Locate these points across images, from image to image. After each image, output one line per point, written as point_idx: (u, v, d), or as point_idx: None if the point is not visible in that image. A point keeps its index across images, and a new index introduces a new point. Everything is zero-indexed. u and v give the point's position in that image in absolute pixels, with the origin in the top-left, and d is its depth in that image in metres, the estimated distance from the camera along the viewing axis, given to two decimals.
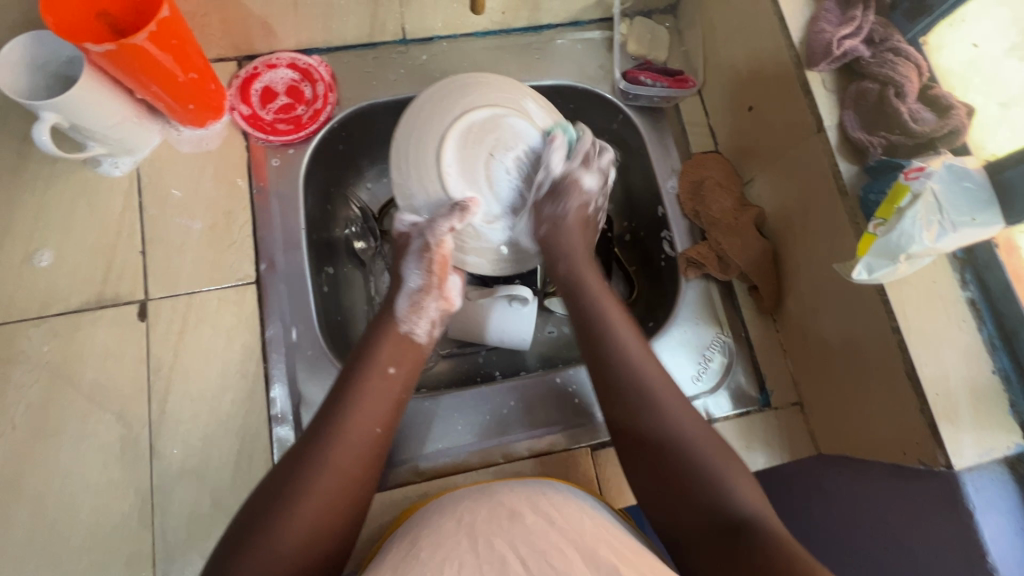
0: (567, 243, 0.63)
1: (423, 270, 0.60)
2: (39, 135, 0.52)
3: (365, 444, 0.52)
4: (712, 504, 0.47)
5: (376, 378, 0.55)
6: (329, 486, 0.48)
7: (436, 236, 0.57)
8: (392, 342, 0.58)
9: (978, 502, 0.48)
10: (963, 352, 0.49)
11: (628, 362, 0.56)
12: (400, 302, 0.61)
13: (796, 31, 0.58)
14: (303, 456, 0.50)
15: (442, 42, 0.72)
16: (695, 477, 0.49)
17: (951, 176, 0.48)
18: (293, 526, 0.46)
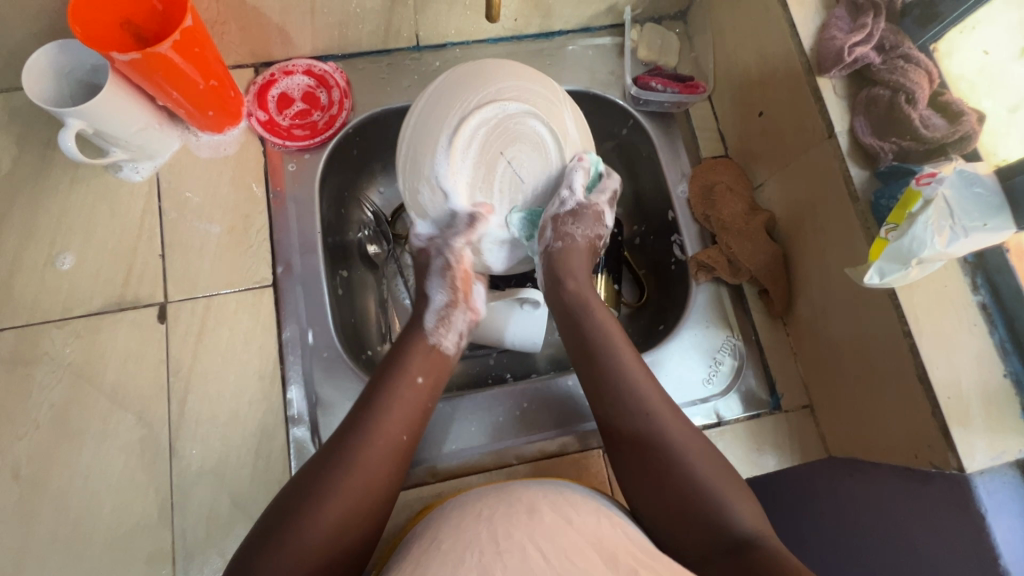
0: (571, 268, 0.61)
1: (447, 285, 0.60)
2: (64, 141, 0.53)
3: (393, 451, 0.52)
4: (711, 524, 0.47)
5: (405, 388, 0.55)
6: (358, 487, 0.49)
7: (454, 254, 0.58)
8: (420, 353, 0.58)
9: (992, 506, 0.48)
10: (974, 355, 0.50)
11: (632, 386, 0.55)
12: (428, 318, 0.60)
13: (806, 38, 0.58)
14: (333, 456, 0.50)
15: (455, 48, 0.73)
16: (699, 500, 0.48)
17: (962, 182, 0.49)
18: (324, 522, 0.46)
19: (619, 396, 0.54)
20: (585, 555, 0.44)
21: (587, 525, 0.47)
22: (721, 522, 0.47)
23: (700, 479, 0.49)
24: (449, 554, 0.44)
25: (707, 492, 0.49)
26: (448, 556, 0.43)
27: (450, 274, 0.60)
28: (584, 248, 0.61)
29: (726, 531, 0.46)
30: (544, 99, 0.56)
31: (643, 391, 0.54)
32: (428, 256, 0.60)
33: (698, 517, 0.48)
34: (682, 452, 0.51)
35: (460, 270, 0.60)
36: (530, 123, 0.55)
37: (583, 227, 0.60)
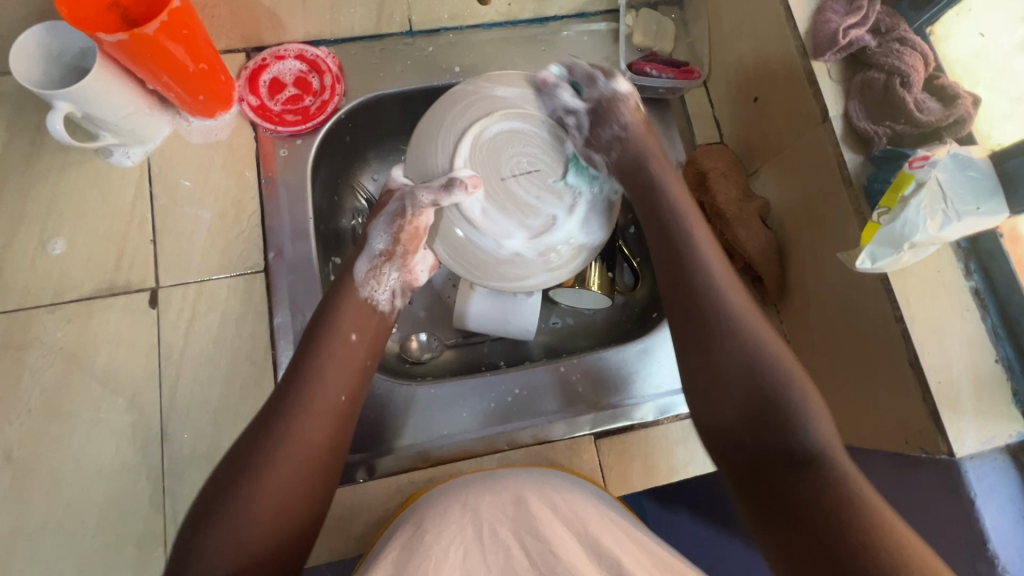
0: (639, 152, 0.61)
1: (392, 232, 0.58)
2: (53, 125, 0.53)
3: (325, 414, 0.50)
4: (781, 444, 0.46)
5: (340, 346, 0.54)
6: (291, 458, 0.48)
7: (413, 204, 0.56)
8: (355, 309, 0.56)
9: (979, 490, 0.48)
10: (966, 341, 0.50)
11: (730, 312, 0.53)
12: (361, 265, 0.58)
13: (802, 22, 0.58)
14: (268, 426, 0.49)
15: (448, 34, 0.72)
16: (772, 418, 0.48)
17: (956, 165, 0.48)
18: (265, 498, 0.46)
19: (701, 302, 0.54)
20: (570, 548, 0.46)
21: (572, 513, 0.48)
22: (790, 433, 0.46)
23: (778, 377, 0.49)
24: (434, 547, 0.46)
25: (778, 398, 0.48)
26: (433, 549, 0.45)
27: (402, 224, 0.57)
28: (637, 130, 0.63)
29: (797, 442, 0.46)
30: (479, 100, 0.56)
31: (723, 295, 0.54)
32: (388, 198, 0.59)
33: (760, 428, 0.48)
34: (772, 361, 0.50)
35: (415, 221, 0.57)
36: (494, 122, 0.55)
37: (617, 117, 0.62)
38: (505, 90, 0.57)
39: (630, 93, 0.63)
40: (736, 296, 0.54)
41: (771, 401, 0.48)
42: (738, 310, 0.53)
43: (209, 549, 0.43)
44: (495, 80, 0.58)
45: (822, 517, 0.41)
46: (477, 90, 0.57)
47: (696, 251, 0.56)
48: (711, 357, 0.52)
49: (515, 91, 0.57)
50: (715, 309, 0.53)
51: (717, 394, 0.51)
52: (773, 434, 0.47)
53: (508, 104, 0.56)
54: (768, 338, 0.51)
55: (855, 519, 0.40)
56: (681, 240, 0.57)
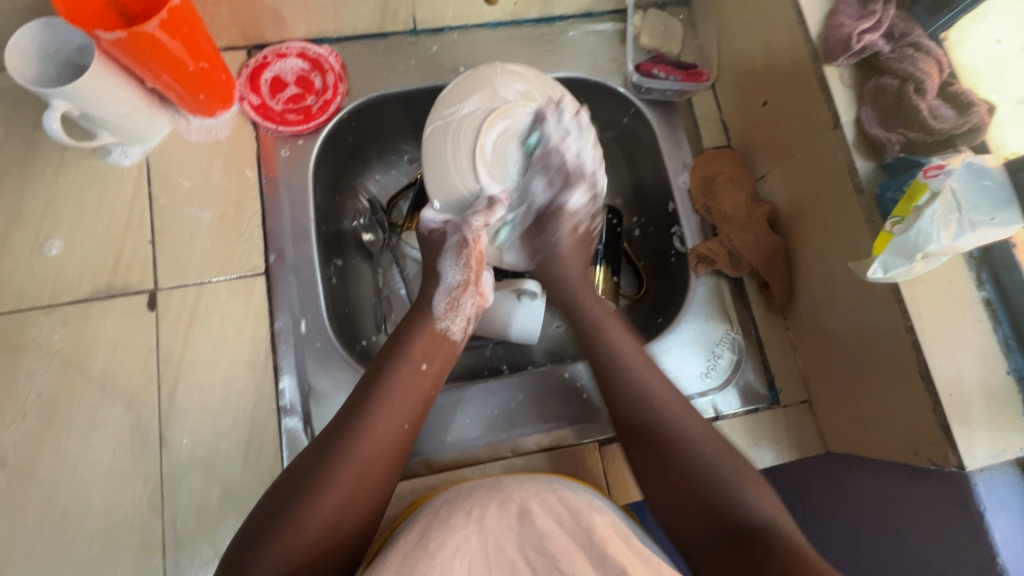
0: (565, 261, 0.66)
1: (461, 265, 0.59)
2: (50, 123, 0.52)
3: (392, 440, 0.52)
4: (724, 510, 0.47)
5: (408, 372, 0.55)
6: (351, 478, 0.48)
7: (471, 231, 0.57)
8: (425, 338, 0.58)
9: (988, 502, 0.48)
10: (977, 353, 0.49)
11: (632, 381, 0.56)
12: (439, 299, 0.60)
13: (814, 25, 0.57)
14: (330, 446, 0.50)
15: (453, 32, 0.71)
16: (705, 483, 0.49)
17: (971, 175, 0.47)
18: (319, 513, 0.46)
19: (637, 402, 0.55)
20: (574, 561, 0.45)
21: (577, 524, 0.47)
22: (734, 512, 0.47)
23: (712, 463, 0.50)
24: (438, 557, 0.44)
25: (716, 481, 0.48)
26: (437, 559, 0.44)
27: (467, 253, 0.58)
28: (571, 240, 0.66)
29: (741, 519, 0.46)
30: (456, 128, 0.58)
31: (652, 391, 0.55)
32: (442, 236, 0.60)
33: (708, 504, 0.48)
34: (704, 452, 0.50)
35: (476, 248, 0.59)
36: (484, 136, 0.58)
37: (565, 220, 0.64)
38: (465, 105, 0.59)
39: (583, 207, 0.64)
40: (666, 391, 0.55)
41: (712, 478, 0.49)
42: (665, 399, 0.54)
43: (263, 563, 0.43)
44: (457, 86, 0.60)
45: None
46: (450, 127, 0.58)
47: (624, 359, 0.58)
48: (658, 451, 0.52)
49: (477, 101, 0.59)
50: (640, 416, 0.54)
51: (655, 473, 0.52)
52: (712, 508, 0.48)
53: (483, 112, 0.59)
54: (701, 433, 0.52)
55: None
56: (609, 353, 0.59)
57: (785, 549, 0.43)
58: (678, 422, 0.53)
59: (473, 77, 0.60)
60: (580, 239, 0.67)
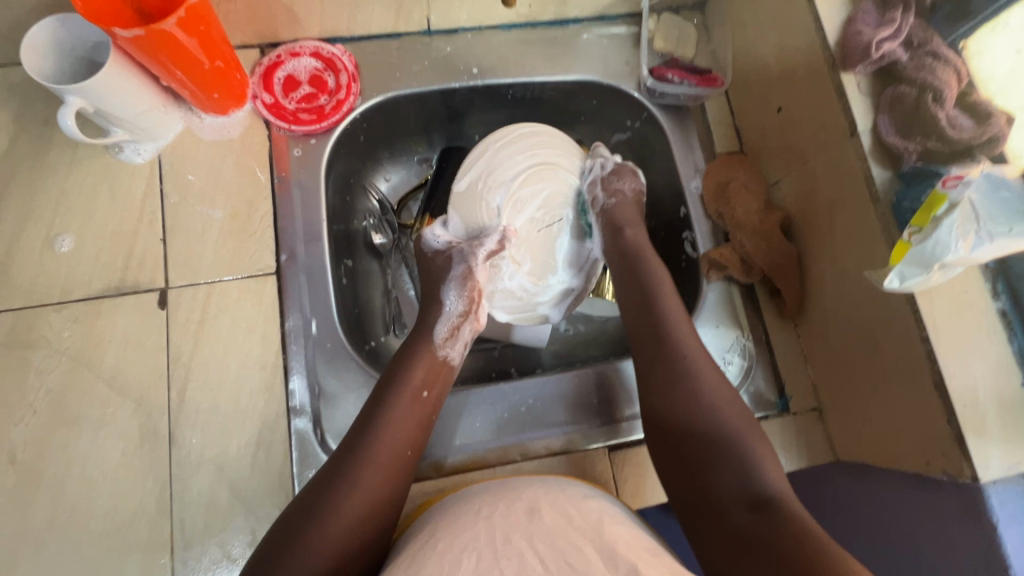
0: (625, 220, 0.65)
1: (464, 295, 0.61)
2: (63, 120, 0.52)
3: (397, 465, 0.51)
4: (741, 475, 0.49)
5: (410, 399, 0.55)
6: (357, 509, 0.48)
7: (476, 261, 0.61)
8: (424, 364, 0.57)
9: (1001, 514, 0.47)
10: (993, 364, 0.49)
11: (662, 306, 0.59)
12: (439, 327, 0.60)
13: (832, 32, 0.56)
14: (335, 475, 0.49)
15: (467, 34, 0.71)
16: (722, 443, 0.51)
17: (989, 186, 0.47)
18: (328, 538, 0.46)
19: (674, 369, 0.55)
20: (583, 555, 0.44)
21: (584, 521, 0.47)
22: (751, 479, 0.48)
23: (739, 430, 0.52)
24: (446, 556, 0.44)
25: (739, 442, 0.51)
26: (445, 558, 0.44)
27: (470, 283, 0.61)
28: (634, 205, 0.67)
29: (753, 486, 0.48)
30: (487, 175, 0.63)
31: (694, 365, 0.55)
32: (447, 260, 0.62)
33: (724, 480, 0.49)
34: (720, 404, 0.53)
35: (476, 284, 0.61)
36: (511, 171, 0.63)
37: (625, 185, 0.67)
38: (533, 128, 0.66)
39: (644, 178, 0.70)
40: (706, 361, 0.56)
41: (728, 454, 0.50)
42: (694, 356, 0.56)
43: None
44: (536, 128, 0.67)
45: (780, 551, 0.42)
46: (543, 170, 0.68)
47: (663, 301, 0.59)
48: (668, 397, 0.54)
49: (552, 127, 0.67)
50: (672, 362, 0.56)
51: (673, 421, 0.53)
52: (728, 467, 0.49)
53: (558, 164, 0.65)
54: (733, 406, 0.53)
55: (811, 552, 0.41)
56: (669, 337, 0.57)
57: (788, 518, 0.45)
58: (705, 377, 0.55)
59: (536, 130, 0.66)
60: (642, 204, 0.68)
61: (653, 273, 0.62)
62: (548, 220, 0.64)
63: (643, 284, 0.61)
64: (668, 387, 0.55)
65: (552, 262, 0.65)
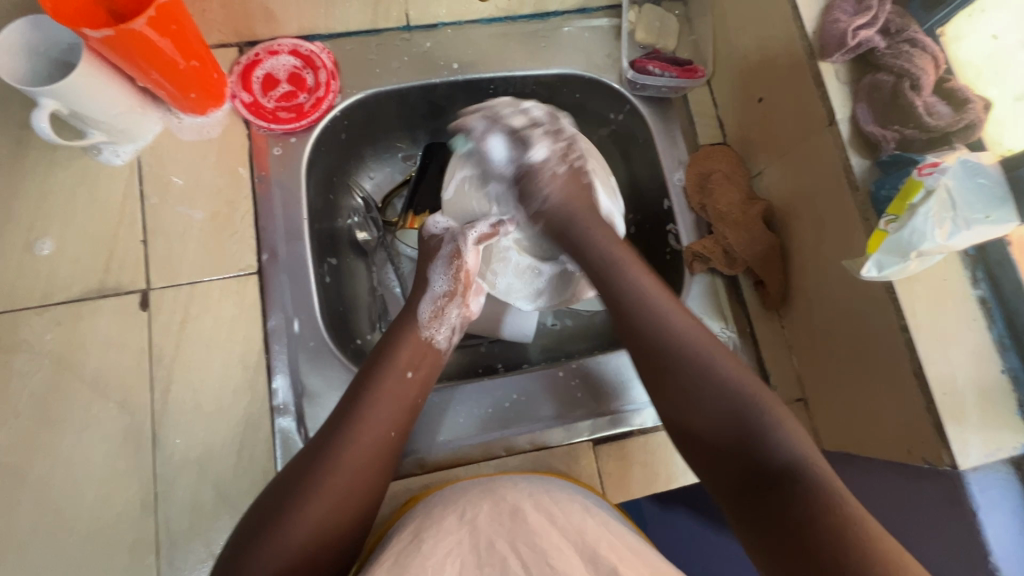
0: (564, 216, 0.62)
1: (450, 275, 0.63)
2: (39, 123, 0.52)
3: (378, 450, 0.51)
4: (755, 448, 0.48)
5: (394, 381, 0.55)
6: (340, 487, 0.48)
7: (468, 243, 0.63)
8: (409, 346, 0.58)
9: (981, 501, 0.48)
10: (972, 352, 0.49)
11: (646, 304, 0.57)
12: (424, 307, 0.61)
13: (809, 21, 0.56)
14: (316, 456, 0.49)
15: (447, 29, 0.71)
16: (733, 412, 0.50)
17: (966, 172, 0.47)
18: (306, 518, 0.46)
19: (665, 351, 0.54)
20: (562, 556, 0.45)
21: (569, 525, 0.47)
22: (767, 449, 0.48)
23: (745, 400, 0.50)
24: (429, 559, 0.45)
25: (753, 419, 0.49)
26: (428, 561, 0.44)
27: (457, 265, 0.62)
28: (563, 189, 0.63)
29: (771, 455, 0.47)
30: (473, 175, 0.66)
31: (687, 338, 0.54)
32: (439, 244, 0.64)
33: (739, 450, 0.49)
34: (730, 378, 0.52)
35: (466, 268, 0.63)
36: (497, 165, 0.65)
37: (539, 188, 0.63)
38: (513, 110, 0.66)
39: (546, 160, 0.64)
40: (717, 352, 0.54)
41: (742, 423, 0.50)
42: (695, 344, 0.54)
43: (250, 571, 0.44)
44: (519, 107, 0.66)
45: (810, 519, 0.42)
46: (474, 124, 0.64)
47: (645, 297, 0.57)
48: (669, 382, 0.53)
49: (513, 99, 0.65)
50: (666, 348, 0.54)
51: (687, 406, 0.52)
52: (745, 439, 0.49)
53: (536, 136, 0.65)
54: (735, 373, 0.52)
55: (828, 510, 0.42)
56: (656, 347, 0.55)
57: (808, 484, 0.44)
58: (706, 360, 0.53)
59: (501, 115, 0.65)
60: (572, 178, 0.64)
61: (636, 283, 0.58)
62: None
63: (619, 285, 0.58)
64: (661, 375, 0.54)
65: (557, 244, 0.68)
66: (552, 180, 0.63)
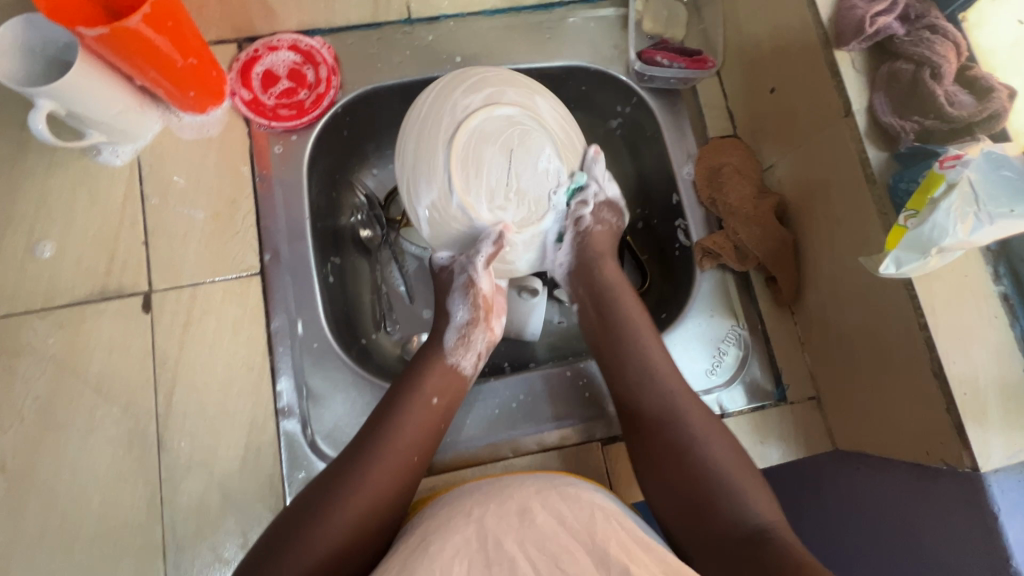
0: (595, 254, 0.62)
1: (469, 303, 0.59)
2: (34, 124, 0.50)
3: (403, 473, 0.51)
4: (733, 514, 0.48)
5: (420, 406, 0.54)
6: (363, 505, 0.48)
7: (476, 273, 0.57)
8: (437, 372, 0.57)
9: (1003, 503, 0.46)
10: (995, 350, 0.47)
11: (640, 349, 0.58)
12: (449, 335, 0.60)
13: (824, 8, 0.54)
14: (340, 475, 0.50)
15: (449, 21, 0.69)
16: (717, 486, 0.50)
17: (989, 165, 0.44)
18: (327, 533, 0.46)
19: (657, 408, 0.55)
20: (575, 560, 0.44)
21: (578, 522, 0.46)
22: (741, 513, 0.48)
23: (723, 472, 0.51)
24: (436, 560, 0.44)
25: (730, 486, 0.50)
26: (435, 562, 0.44)
27: (473, 292, 0.59)
28: (602, 240, 0.63)
29: (744, 519, 0.48)
30: (429, 198, 0.54)
31: (671, 392, 0.55)
32: (450, 274, 0.60)
33: (726, 519, 0.48)
34: (704, 444, 0.52)
35: (482, 294, 0.59)
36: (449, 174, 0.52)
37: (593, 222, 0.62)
38: (427, 109, 0.54)
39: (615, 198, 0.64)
40: (700, 415, 0.54)
41: (718, 488, 0.50)
42: (686, 409, 0.54)
43: None
44: (436, 99, 0.54)
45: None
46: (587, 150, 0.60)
47: (644, 348, 0.58)
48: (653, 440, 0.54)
49: (437, 87, 0.55)
50: (659, 413, 0.55)
51: (668, 466, 0.52)
52: (722, 507, 0.49)
53: (484, 105, 0.53)
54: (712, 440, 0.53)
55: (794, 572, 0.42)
56: (652, 386, 0.56)
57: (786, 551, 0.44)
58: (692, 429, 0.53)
59: (425, 120, 0.54)
60: (613, 231, 0.64)
61: (628, 318, 0.60)
62: (519, 166, 0.53)
63: (619, 326, 0.60)
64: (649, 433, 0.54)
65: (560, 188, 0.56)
66: (602, 226, 0.63)
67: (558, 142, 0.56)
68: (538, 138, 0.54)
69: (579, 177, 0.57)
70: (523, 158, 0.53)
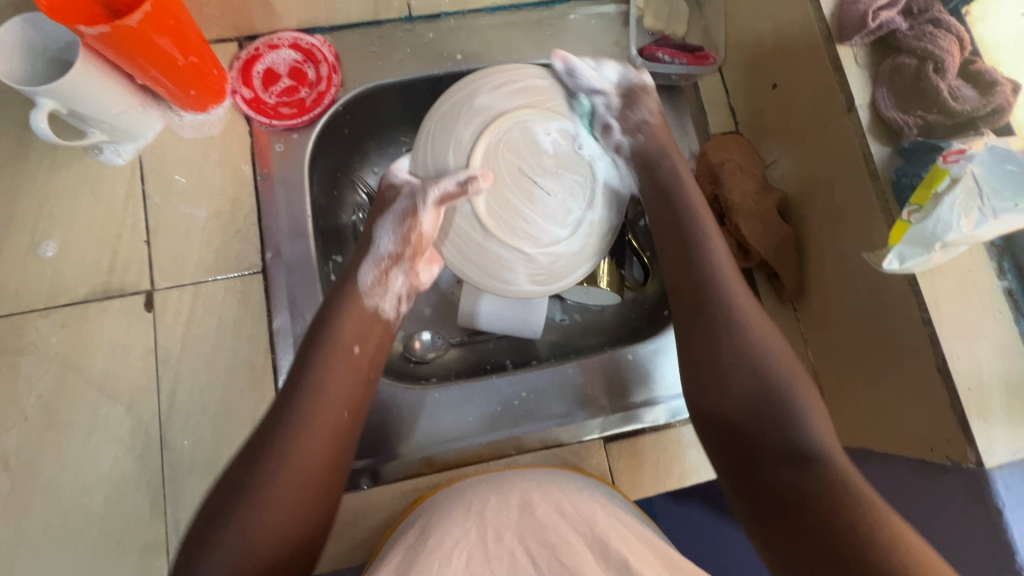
0: (655, 153, 0.61)
1: (397, 232, 0.58)
2: (37, 123, 0.51)
3: (335, 437, 0.50)
4: (784, 436, 0.47)
5: (341, 360, 0.52)
6: (294, 480, 0.47)
7: (420, 198, 0.55)
8: (356, 315, 0.55)
9: (1008, 500, 0.46)
10: (998, 345, 0.47)
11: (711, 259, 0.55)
12: (366, 272, 0.57)
13: (827, 2, 0.54)
14: (268, 444, 0.48)
15: (450, 19, 0.69)
16: (774, 406, 0.49)
17: (993, 159, 0.45)
18: (263, 514, 0.45)
19: (718, 321, 0.53)
20: (577, 553, 0.44)
21: (579, 514, 0.46)
22: (795, 437, 0.47)
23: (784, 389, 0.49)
24: (436, 552, 0.44)
25: (789, 409, 0.48)
26: (434, 555, 0.44)
27: (407, 222, 0.56)
28: (658, 130, 0.62)
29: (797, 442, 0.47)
30: (491, 253, 0.54)
31: (737, 306, 0.53)
32: (395, 196, 0.58)
33: (778, 447, 0.47)
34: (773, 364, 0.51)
35: (418, 230, 0.57)
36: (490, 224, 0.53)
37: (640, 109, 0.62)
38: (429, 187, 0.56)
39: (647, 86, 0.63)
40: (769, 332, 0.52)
41: (777, 406, 0.49)
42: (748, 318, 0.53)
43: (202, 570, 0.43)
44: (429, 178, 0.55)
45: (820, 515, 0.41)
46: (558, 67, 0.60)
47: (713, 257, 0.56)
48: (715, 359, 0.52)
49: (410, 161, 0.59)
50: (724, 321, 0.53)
51: (722, 394, 0.51)
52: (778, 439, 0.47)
53: (465, 151, 0.53)
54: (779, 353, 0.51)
55: (841, 508, 0.41)
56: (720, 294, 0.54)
57: (833, 476, 0.43)
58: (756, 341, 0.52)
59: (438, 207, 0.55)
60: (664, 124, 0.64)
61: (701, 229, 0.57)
62: (521, 155, 0.53)
63: (691, 241, 0.57)
64: (707, 354, 0.53)
65: (567, 129, 0.55)
66: (651, 119, 0.62)
67: (537, 108, 0.54)
68: (524, 124, 0.53)
69: (578, 99, 0.58)
70: (522, 150, 0.53)
